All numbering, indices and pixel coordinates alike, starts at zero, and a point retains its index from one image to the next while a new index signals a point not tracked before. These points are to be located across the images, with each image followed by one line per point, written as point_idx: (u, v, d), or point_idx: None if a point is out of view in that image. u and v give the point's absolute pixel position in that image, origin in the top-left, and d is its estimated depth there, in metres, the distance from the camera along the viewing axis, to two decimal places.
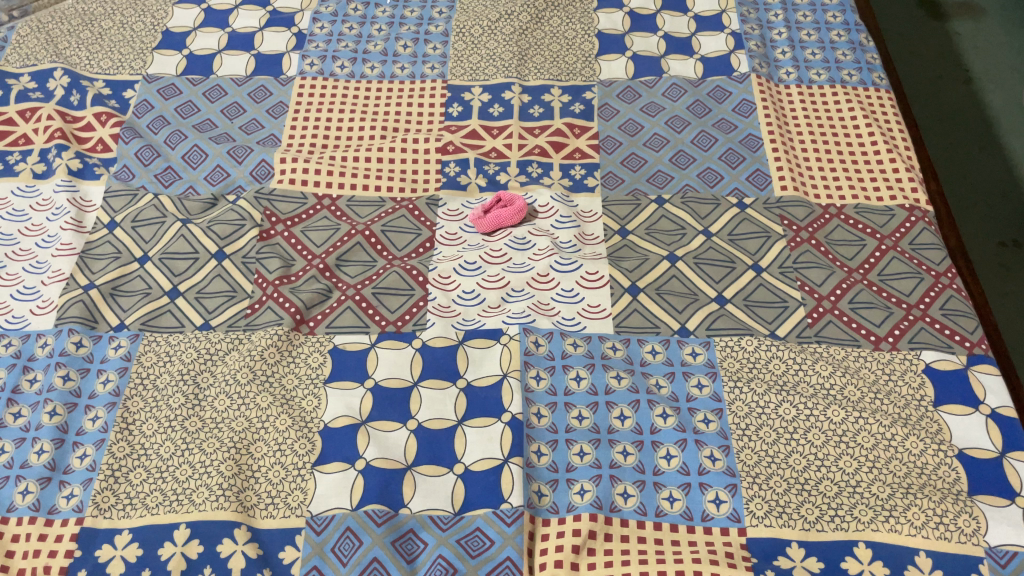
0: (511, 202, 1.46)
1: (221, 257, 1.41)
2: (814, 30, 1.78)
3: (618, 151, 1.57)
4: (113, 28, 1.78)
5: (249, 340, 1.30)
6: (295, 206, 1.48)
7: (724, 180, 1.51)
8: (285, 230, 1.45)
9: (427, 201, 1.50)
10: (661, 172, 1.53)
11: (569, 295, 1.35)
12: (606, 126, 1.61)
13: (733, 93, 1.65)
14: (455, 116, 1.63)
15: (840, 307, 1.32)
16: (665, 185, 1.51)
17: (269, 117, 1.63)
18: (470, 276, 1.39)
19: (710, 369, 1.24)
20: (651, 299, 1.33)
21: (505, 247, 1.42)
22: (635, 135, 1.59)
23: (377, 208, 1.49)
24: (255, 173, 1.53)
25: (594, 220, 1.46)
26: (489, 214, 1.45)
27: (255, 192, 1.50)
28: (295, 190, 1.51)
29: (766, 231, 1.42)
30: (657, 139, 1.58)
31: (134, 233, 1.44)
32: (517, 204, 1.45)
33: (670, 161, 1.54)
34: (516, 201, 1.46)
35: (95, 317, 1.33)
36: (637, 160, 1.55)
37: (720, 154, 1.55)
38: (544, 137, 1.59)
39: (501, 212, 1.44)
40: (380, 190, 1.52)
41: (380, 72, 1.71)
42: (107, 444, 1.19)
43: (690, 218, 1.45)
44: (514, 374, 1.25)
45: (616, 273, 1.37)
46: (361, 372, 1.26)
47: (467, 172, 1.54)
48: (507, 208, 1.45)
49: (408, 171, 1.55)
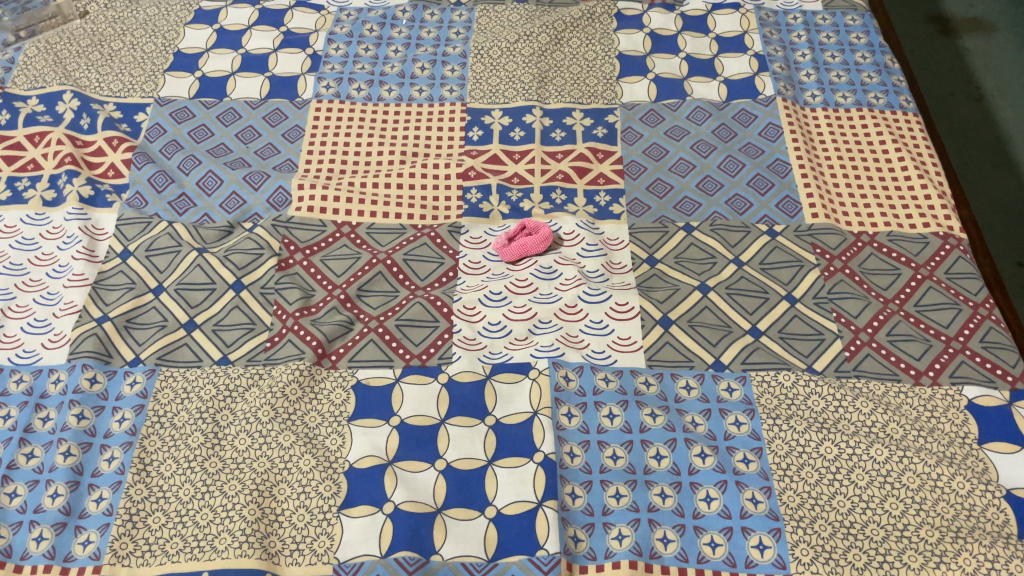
0: (537, 230, 1.42)
1: (238, 287, 1.37)
2: (838, 51, 1.75)
3: (643, 176, 1.53)
4: (123, 49, 1.74)
5: (269, 375, 1.26)
6: (314, 234, 1.45)
7: (753, 207, 1.47)
8: (304, 259, 1.41)
9: (449, 228, 1.46)
10: (688, 199, 1.49)
11: (599, 327, 1.31)
12: (630, 149, 1.58)
13: (759, 116, 1.62)
14: (476, 141, 1.59)
15: (878, 339, 1.29)
16: (693, 212, 1.47)
17: (285, 141, 1.59)
18: (496, 307, 1.35)
19: (747, 406, 1.21)
20: (684, 331, 1.30)
21: (531, 276, 1.38)
22: (660, 160, 1.56)
23: (398, 236, 1.45)
24: (272, 200, 1.49)
25: (621, 248, 1.43)
26: (514, 242, 1.41)
27: (272, 219, 1.46)
28: (313, 217, 1.47)
29: (798, 260, 1.39)
30: (682, 164, 1.54)
31: (148, 262, 1.40)
32: (543, 233, 1.41)
33: (697, 187, 1.51)
34: (542, 229, 1.42)
35: (109, 351, 1.29)
36: (663, 186, 1.52)
37: (748, 179, 1.51)
38: (567, 162, 1.55)
39: (527, 241, 1.40)
40: (400, 218, 1.48)
41: (398, 95, 1.68)
42: (124, 486, 1.14)
43: (720, 247, 1.41)
44: (545, 411, 1.21)
45: (646, 303, 1.33)
46: (386, 409, 1.22)
47: (490, 198, 1.50)
48: (533, 237, 1.41)
49: (429, 198, 1.51)
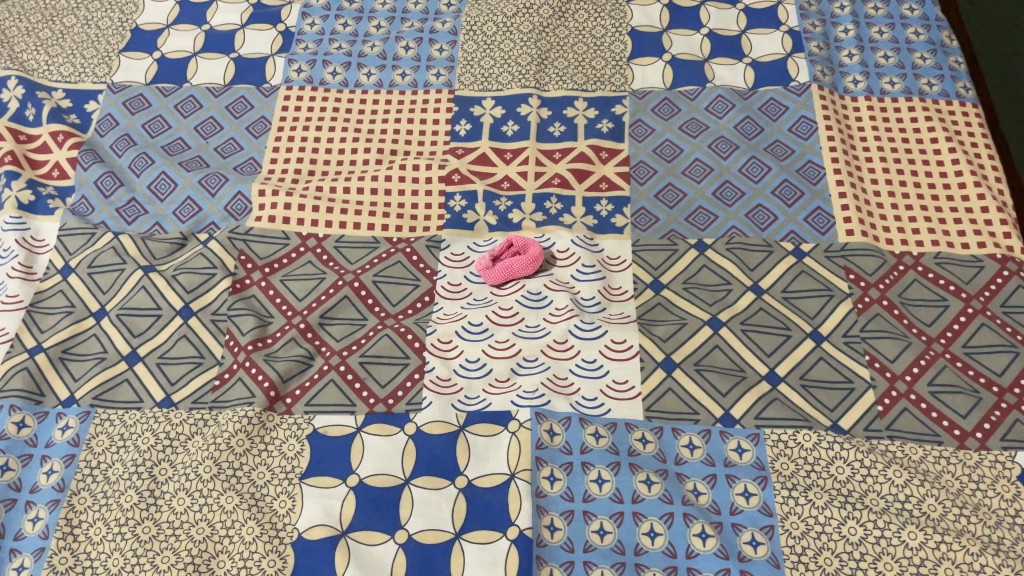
0: (527, 252, 1.23)
1: (187, 313, 1.22)
2: (887, 26, 1.52)
3: (652, 181, 1.34)
4: (76, 25, 1.57)
5: (214, 421, 1.11)
6: (275, 249, 1.28)
7: (778, 221, 1.27)
8: (262, 279, 1.25)
9: (428, 241, 1.29)
10: (702, 210, 1.30)
11: (591, 368, 1.14)
12: (638, 148, 1.38)
13: (789, 108, 1.40)
14: (463, 136, 1.40)
15: (917, 390, 1.10)
16: (707, 227, 1.28)
17: (249, 136, 1.41)
18: (475, 341, 1.18)
19: (759, 472, 1.04)
20: (689, 376, 1.12)
21: (517, 304, 1.21)
22: (673, 161, 1.36)
23: (370, 251, 1.28)
24: (230, 208, 1.32)
25: (621, 270, 1.25)
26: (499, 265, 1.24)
27: (229, 231, 1.30)
28: (275, 229, 1.30)
29: (828, 288, 1.20)
30: (698, 167, 1.34)
31: (90, 281, 1.26)
32: (533, 257, 1.23)
33: (714, 195, 1.31)
34: (533, 251, 1.23)
35: (42, 390, 1.16)
36: (674, 193, 1.32)
37: (774, 187, 1.31)
38: (565, 163, 1.36)
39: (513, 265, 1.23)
40: (373, 229, 1.31)
41: (377, 79, 1.48)
42: (47, 553, 1.01)
43: (737, 270, 1.22)
44: (524, 474, 1.05)
45: (647, 341, 1.16)
46: (344, 466, 1.07)
47: (475, 207, 1.32)
48: (521, 259, 1.23)
49: (406, 205, 1.33)
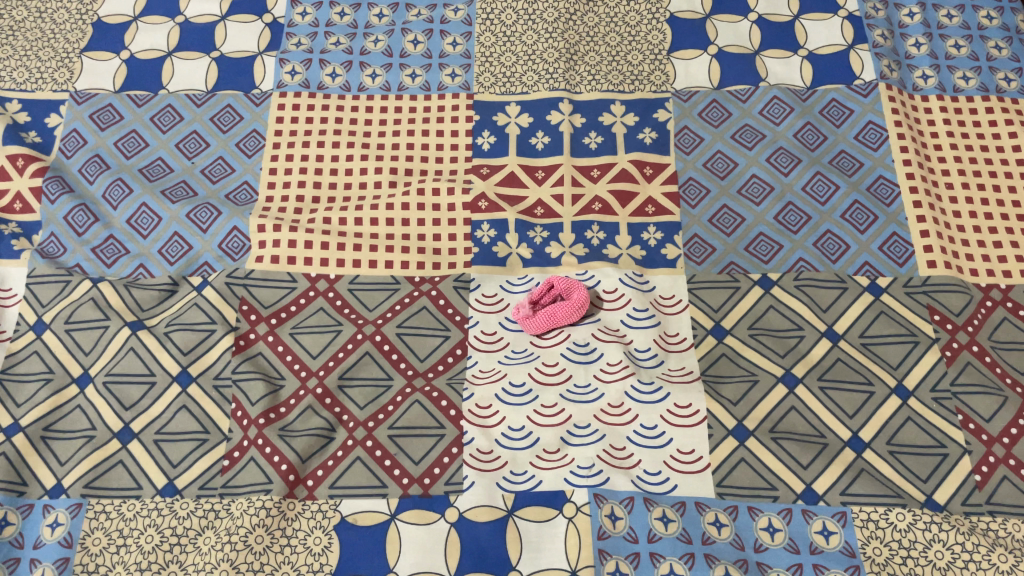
0: (570, 297, 1.08)
1: (184, 379, 1.06)
2: (955, 9, 1.35)
3: (705, 202, 1.18)
4: (28, 19, 1.36)
5: (226, 513, 0.97)
6: (281, 295, 1.12)
7: (851, 250, 1.13)
8: (268, 332, 1.10)
9: (455, 281, 1.13)
10: (764, 238, 1.15)
11: (652, 436, 1.01)
12: (686, 162, 1.22)
13: (854, 111, 1.24)
14: (486, 151, 1.23)
15: (1016, 454, 0.99)
16: (771, 258, 1.13)
17: (241, 155, 1.23)
18: (518, 404, 1.04)
19: (851, 560, 0.92)
20: (764, 444, 1.00)
21: (562, 357, 1.07)
22: (727, 178, 1.20)
23: (390, 295, 1.13)
24: (225, 246, 1.15)
25: (677, 312, 1.10)
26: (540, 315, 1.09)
27: (226, 274, 1.13)
28: (279, 271, 1.14)
29: (911, 333, 1.07)
30: (756, 186, 1.19)
31: (69, 341, 1.09)
32: (579, 302, 1.07)
33: (776, 219, 1.16)
34: (577, 296, 1.08)
35: (23, 478, 1.00)
36: (731, 218, 1.17)
37: (843, 209, 1.16)
38: (605, 183, 1.20)
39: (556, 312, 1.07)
40: (391, 267, 1.15)
41: (384, 82, 1.30)
42: None
43: (808, 312, 1.09)
44: (587, 571, 0.92)
45: (714, 402, 1.02)
46: (379, 562, 0.93)
47: (506, 238, 1.16)
48: (565, 305, 1.08)
49: (427, 237, 1.17)
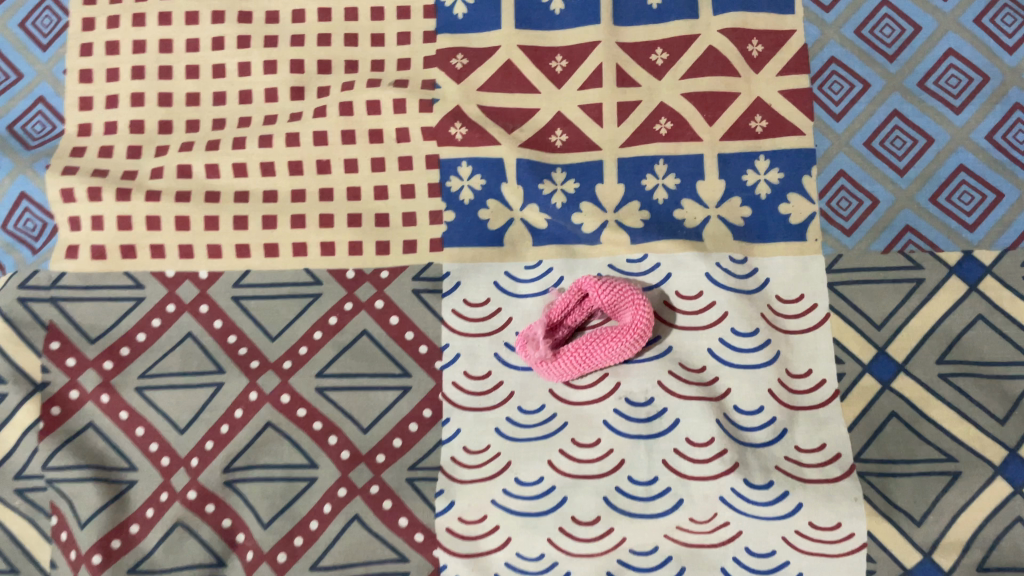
0: (622, 322, 0.59)
1: None
2: None
3: (859, 107, 0.66)
4: None
5: None
6: (116, 319, 0.65)
7: None
8: (99, 390, 0.64)
9: (415, 278, 0.65)
10: (966, 178, 0.64)
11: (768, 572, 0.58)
12: (824, 26, 0.67)
13: None
14: (460, 21, 0.69)
15: None
16: (978, 220, 0.63)
17: (29, 45, 0.70)
18: (533, 517, 0.59)
19: None
20: None
21: (608, 425, 0.61)
22: (898, 59, 0.66)
23: (306, 309, 0.65)
24: (14, 226, 0.67)
25: (809, 331, 0.62)
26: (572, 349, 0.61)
27: (18, 283, 0.66)
28: (110, 271, 0.66)
29: None
30: (952, 73, 0.65)
31: None
32: (638, 333, 0.59)
33: (988, 140, 0.64)
34: (636, 318, 0.59)
35: None
36: (905, 138, 0.65)
37: None
38: (677, 78, 0.67)
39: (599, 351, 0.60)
40: (304, 254, 0.65)
41: None
42: None
43: None
44: None
45: (880, 515, 0.57)
46: None
47: (502, 194, 0.66)
48: (614, 338, 0.59)
49: (362, 194, 0.66)
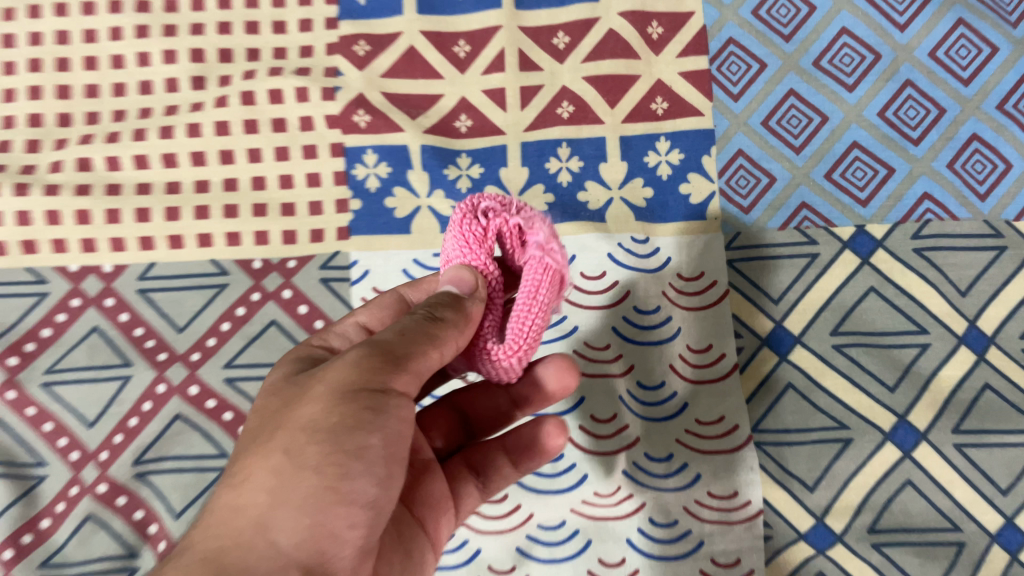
0: (479, 220, 0.44)
1: None
2: None
3: (757, 87, 0.67)
4: None
5: None
6: (22, 314, 0.65)
7: (1012, 173, 0.64)
8: (5, 385, 0.64)
9: (323, 267, 0.64)
10: (860, 154, 0.65)
11: (671, 539, 0.58)
12: (722, 8, 0.68)
13: None
14: (364, 8, 0.69)
15: None
16: (871, 195, 0.65)
17: None
18: None
19: None
20: (863, 556, 0.58)
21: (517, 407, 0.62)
22: (794, 38, 0.68)
23: (213, 299, 0.65)
24: None
25: (711, 307, 0.63)
26: (492, 352, 0.44)
27: None
28: (14, 267, 0.65)
29: None
30: (846, 52, 0.67)
31: None
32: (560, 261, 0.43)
33: (880, 117, 0.66)
34: (494, 227, 0.44)
35: None
36: (802, 116, 0.66)
37: (1002, 94, 0.66)
38: (577, 62, 0.68)
39: (531, 304, 0.43)
40: (210, 245, 0.65)
41: None
42: None
43: (936, 299, 0.63)
44: None
45: (776, 484, 0.59)
46: None
47: (409, 180, 0.66)
48: (530, 260, 0.43)
49: (268, 184, 0.66)
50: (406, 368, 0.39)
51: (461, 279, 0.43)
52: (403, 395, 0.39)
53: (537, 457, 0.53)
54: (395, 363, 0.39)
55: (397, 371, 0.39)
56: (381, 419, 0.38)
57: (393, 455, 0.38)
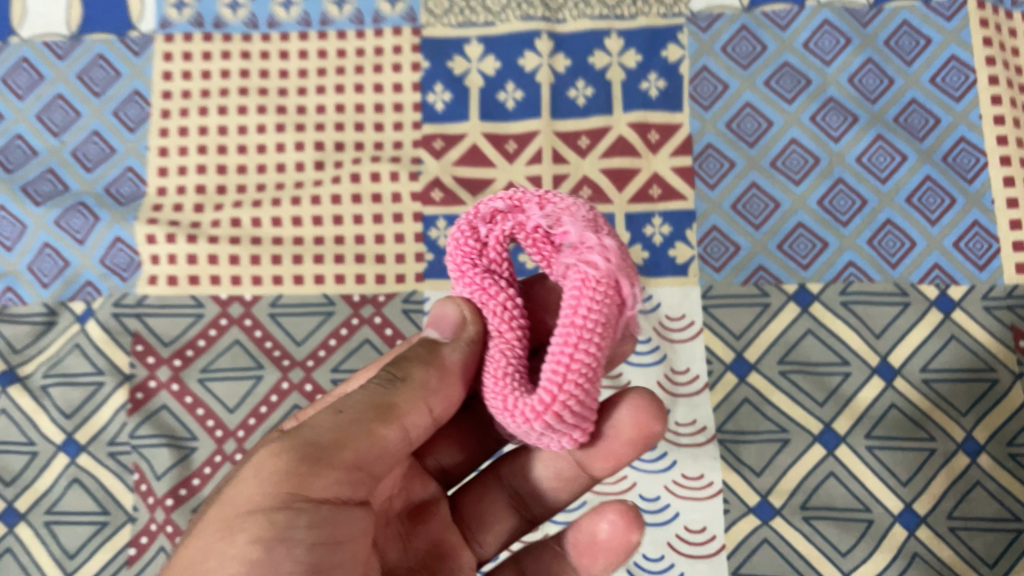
0: (479, 231, 0.50)
1: (74, 448, 0.86)
2: None
3: (729, 180, 0.91)
4: None
5: None
6: (185, 328, 0.89)
7: (916, 249, 0.87)
8: (172, 379, 0.87)
9: (405, 301, 0.88)
10: (803, 231, 0.88)
11: (655, 510, 0.80)
12: (704, 121, 0.92)
13: (932, 41, 0.92)
14: (440, 113, 0.94)
15: None
16: (811, 262, 0.87)
17: (121, 129, 0.95)
18: None
19: None
20: (795, 525, 0.80)
21: None
22: (758, 145, 0.91)
23: (323, 322, 0.88)
24: (109, 262, 0.91)
25: (688, 340, 0.86)
26: (509, 395, 0.47)
27: (112, 302, 0.90)
28: (180, 294, 0.90)
29: (988, 367, 0.83)
30: (795, 156, 0.91)
31: None
32: (601, 265, 0.45)
33: (819, 205, 0.89)
34: (491, 236, 0.50)
35: None
36: (761, 202, 0.90)
37: (910, 190, 0.88)
38: (597, 158, 0.92)
39: (573, 320, 0.45)
40: (323, 283, 0.89)
41: (302, 14, 0.97)
42: None
43: (856, 339, 0.85)
44: None
45: (732, 470, 0.81)
46: None
47: None
48: (567, 263, 0.47)
49: (367, 240, 0.90)
50: (331, 466, 0.46)
51: (443, 317, 0.51)
52: (328, 495, 0.46)
53: (602, 556, 0.57)
54: (310, 470, 0.46)
55: (321, 473, 0.46)
56: (297, 524, 0.45)
57: (314, 562, 0.46)
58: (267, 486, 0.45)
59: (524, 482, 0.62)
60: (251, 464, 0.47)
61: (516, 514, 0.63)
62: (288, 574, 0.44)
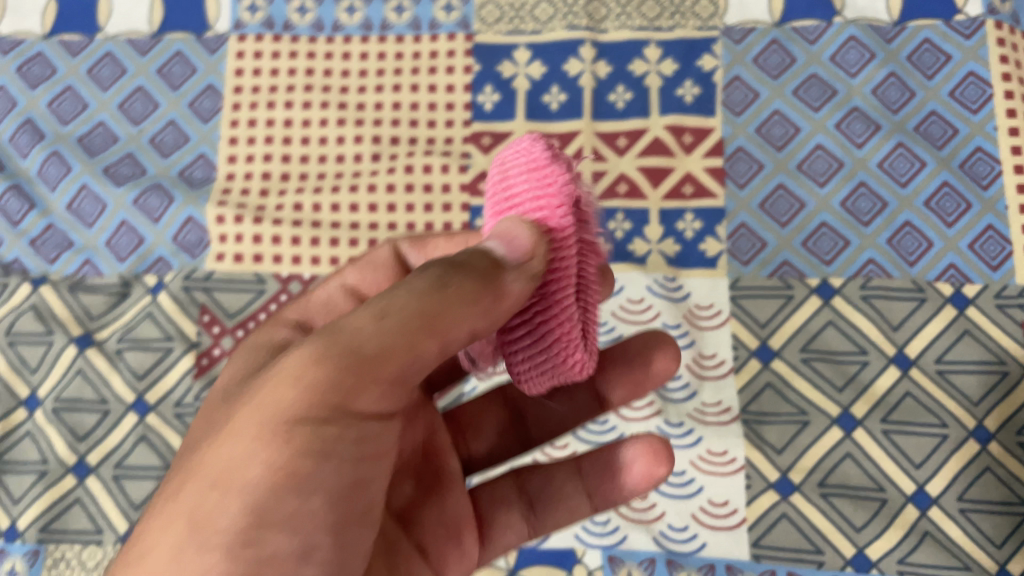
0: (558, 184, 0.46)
1: (142, 408, 0.93)
2: None
3: (757, 181, 0.97)
4: None
5: None
6: (247, 302, 0.95)
7: (933, 249, 0.92)
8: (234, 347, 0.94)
9: None
10: (827, 230, 0.94)
11: (680, 484, 0.86)
12: (735, 126, 0.99)
13: (951, 58, 0.98)
14: (489, 113, 1.01)
15: None
16: (833, 258, 0.93)
17: (195, 120, 1.03)
18: None
19: None
20: (812, 501, 0.85)
21: None
22: (785, 149, 0.98)
23: None
24: (181, 239, 0.99)
25: (716, 327, 0.91)
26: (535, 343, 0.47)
27: (183, 276, 0.97)
28: (244, 270, 0.97)
29: (999, 360, 0.88)
30: (820, 161, 0.97)
31: (13, 355, 0.96)
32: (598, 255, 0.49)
33: (841, 206, 0.95)
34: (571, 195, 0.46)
35: None
36: (787, 202, 0.96)
37: (929, 195, 0.94)
38: (634, 157, 0.99)
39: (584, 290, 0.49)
40: None
41: (364, 19, 1.05)
42: None
43: (874, 330, 0.90)
44: None
45: (755, 447, 0.87)
46: None
47: None
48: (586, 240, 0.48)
49: (418, 226, 0.97)
50: (376, 380, 0.43)
51: (514, 239, 0.45)
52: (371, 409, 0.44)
53: (625, 478, 0.60)
54: (355, 384, 0.43)
55: (366, 391, 0.43)
56: (341, 439, 0.43)
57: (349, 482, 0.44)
58: (304, 393, 0.42)
59: (533, 404, 0.67)
60: (283, 368, 0.43)
61: (512, 433, 0.68)
62: (332, 491, 0.43)
